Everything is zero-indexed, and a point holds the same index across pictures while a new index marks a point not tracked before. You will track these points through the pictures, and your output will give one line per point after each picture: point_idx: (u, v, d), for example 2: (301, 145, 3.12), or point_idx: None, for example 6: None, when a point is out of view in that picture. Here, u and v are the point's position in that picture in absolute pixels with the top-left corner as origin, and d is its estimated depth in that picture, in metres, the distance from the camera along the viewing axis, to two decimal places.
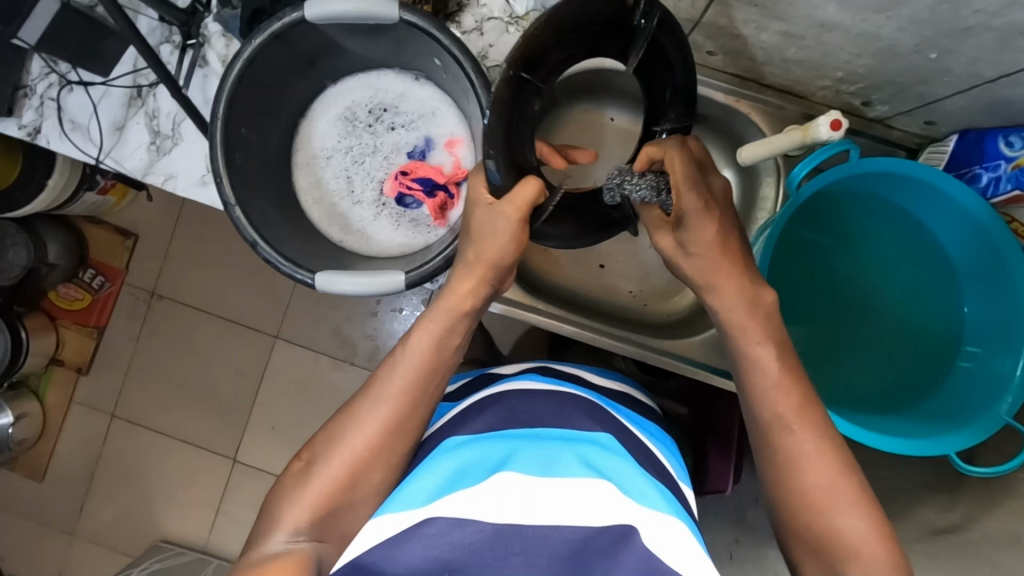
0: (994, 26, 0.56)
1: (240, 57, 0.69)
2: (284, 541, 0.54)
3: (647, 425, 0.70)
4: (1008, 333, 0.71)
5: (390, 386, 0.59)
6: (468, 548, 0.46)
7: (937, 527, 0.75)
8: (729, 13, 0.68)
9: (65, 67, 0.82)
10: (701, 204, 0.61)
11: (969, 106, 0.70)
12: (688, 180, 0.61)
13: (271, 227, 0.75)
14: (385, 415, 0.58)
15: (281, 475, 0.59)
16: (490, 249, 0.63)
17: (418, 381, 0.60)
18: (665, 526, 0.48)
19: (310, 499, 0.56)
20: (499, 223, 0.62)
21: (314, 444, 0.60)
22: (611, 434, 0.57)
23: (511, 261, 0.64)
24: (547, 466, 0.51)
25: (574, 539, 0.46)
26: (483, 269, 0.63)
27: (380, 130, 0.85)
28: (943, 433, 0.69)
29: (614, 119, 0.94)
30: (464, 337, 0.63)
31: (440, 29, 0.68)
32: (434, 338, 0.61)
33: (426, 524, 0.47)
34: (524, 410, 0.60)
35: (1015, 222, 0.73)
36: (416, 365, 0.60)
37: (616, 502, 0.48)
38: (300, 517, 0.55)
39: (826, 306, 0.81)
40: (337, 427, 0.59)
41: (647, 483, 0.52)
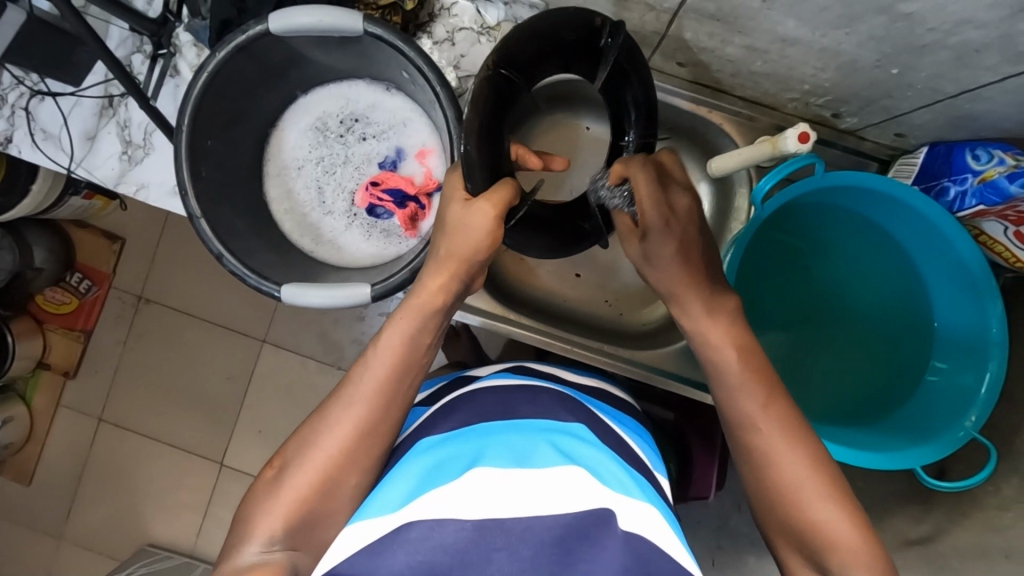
0: (949, 44, 0.56)
1: (205, 69, 0.69)
2: (256, 553, 0.52)
3: (624, 417, 0.69)
4: (974, 348, 0.71)
5: (361, 387, 0.57)
6: (450, 548, 0.44)
7: (912, 537, 0.75)
8: (694, 26, 0.69)
9: (35, 78, 0.83)
10: (664, 222, 0.60)
11: (935, 119, 0.70)
12: (652, 199, 0.60)
13: (239, 240, 0.75)
14: (357, 419, 0.55)
15: (252, 483, 0.57)
16: (462, 245, 0.60)
17: (389, 383, 0.57)
18: (640, 514, 0.49)
19: (283, 507, 0.53)
20: (474, 220, 0.59)
21: (285, 452, 0.56)
22: (584, 424, 0.58)
23: (483, 255, 0.60)
24: (521, 458, 0.51)
25: (557, 526, 0.45)
26: (454, 265, 0.60)
27: (351, 140, 0.85)
28: (908, 447, 0.70)
29: (590, 128, 0.93)
30: (435, 335, 0.60)
31: (406, 42, 0.68)
32: (404, 337, 0.58)
33: (408, 529, 0.45)
34: (493, 406, 0.60)
35: (984, 234, 0.72)
36: (387, 366, 0.57)
37: (591, 489, 0.48)
38: (273, 525, 0.53)
39: (797, 317, 0.81)
40: (308, 433, 0.56)
41: (621, 471, 0.53)
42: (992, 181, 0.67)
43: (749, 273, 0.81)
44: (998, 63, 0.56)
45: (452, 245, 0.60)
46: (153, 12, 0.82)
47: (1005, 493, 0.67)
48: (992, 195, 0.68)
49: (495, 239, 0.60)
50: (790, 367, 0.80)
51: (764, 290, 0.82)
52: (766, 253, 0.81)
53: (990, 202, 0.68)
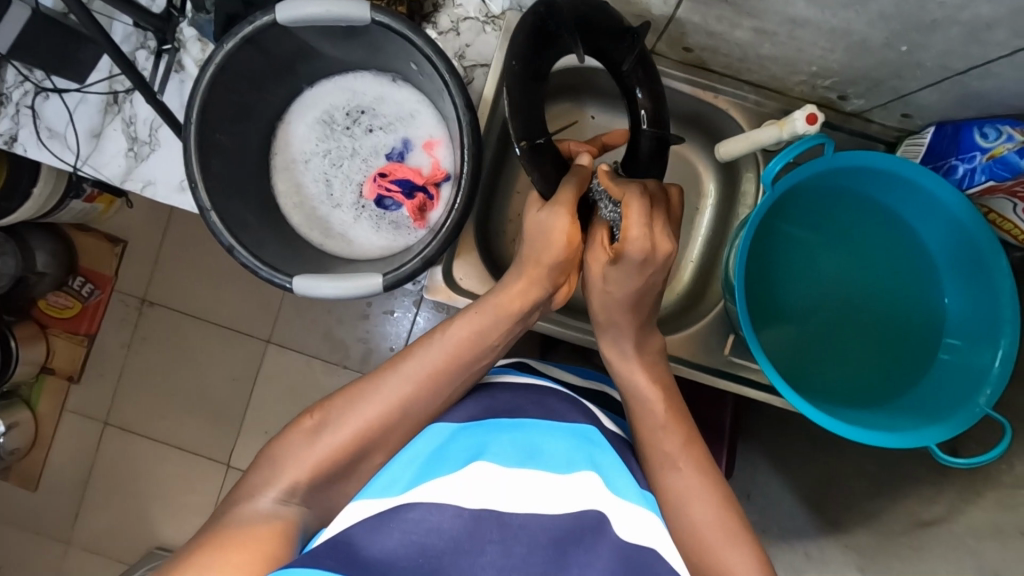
0: (960, 19, 0.56)
1: (213, 61, 0.68)
2: (273, 502, 0.52)
3: (616, 417, 0.70)
4: (989, 328, 0.71)
5: (418, 368, 0.59)
6: (446, 534, 0.45)
7: (923, 519, 0.73)
8: (702, 9, 0.69)
9: (40, 75, 0.83)
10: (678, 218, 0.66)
11: (943, 98, 0.70)
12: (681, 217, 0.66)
13: (249, 232, 0.75)
14: (407, 396, 0.58)
15: (281, 428, 0.57)
16: (544, 251, 0.63)
17: (451, 370, 0.60)
18: (637, 521, 0.51)
19: (311, 462, 0.54)
20: (552, 222, 0.63)
21: (328, 406, 0.57)
22: (594, 426, 0.58)
23: (566, 263, 0.64)
24: (529, 455, 0.52)
25: (553, 527, 0.47)
26: (539, 270, 0.64)
27: (358, 133, 0.85)
28: (923, 426, 0.70)
29: (595, 117, 0.94)
30: (504, 336, 0.63)
31: (414, 30, 0.68)
32: (475, 331, 0.61)
33: (406, 510, 0.46)
34: (502, 401, 0.59)
35: (993, 213, 0.72)
36: (448, 353, 0.60)
37: (593, 493, 0.50)
38: (296, 477, 0.53)
39: (810, 300, 0.81)
40: (357, 393, 0.58)
41: (621, 477, 0.54)
42: (1000, 157, 0.68)
43: (758, 259, 0.81)
44: (1008, 37, 0.56)
45: (534, 251, 0.64)
46: (157, 8, 0.82)
47: (1019, 471, 0.67)
48: (1001, 170, 0.68)
49: (573, 243, 0.63)
50: (803, 349, 0.80)
51: (774, 275, 0.82)
52: (777, 238, 0.81)
53: (1000, 178, 0.69)
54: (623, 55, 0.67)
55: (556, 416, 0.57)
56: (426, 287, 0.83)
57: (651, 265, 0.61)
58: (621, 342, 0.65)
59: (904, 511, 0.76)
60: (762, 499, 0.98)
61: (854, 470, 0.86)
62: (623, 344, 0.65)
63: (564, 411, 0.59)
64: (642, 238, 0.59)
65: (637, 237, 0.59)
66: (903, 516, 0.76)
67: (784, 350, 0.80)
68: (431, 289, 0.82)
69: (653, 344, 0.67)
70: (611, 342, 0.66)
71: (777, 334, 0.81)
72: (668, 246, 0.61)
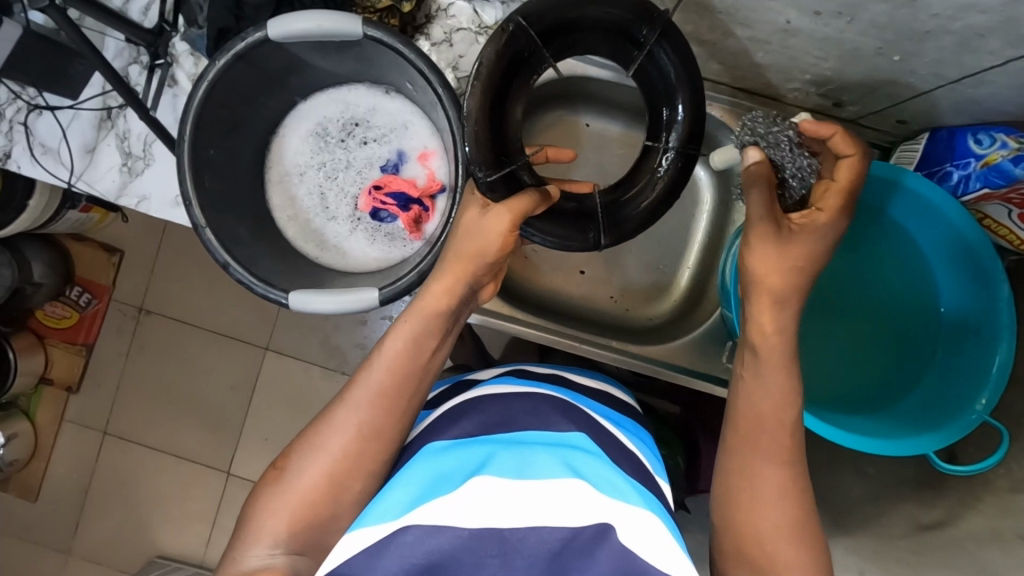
0: (952, 30, 0.56)
1: (206, 78, 0.69)
2: (263, 555, 0.53)
3: (624, 422, 0.69)
4: (983, 331, 0.71)
5: (363, 392, 0.58)
6: (445, 552, 0.46)
7: (924, 523, 0.73)
8: (694, 19, 0.69)
9: (32, 92, 0.83)
10: (774, 230, 0.60)
11: (936, 105, 0.70)
12: (767, 207, 0.60)
13: (243, 247, 0.75)
14: (356, 427, 0.57)
15: (257, 483, 0.58)
16: (470, 249, 0.63)
17: (395, 385, 0.59)
18: (641, 523, 0.48)
19: (287, 510, 0.55)
20: (482, 225, 0.63)
21: (290, 454, 0.58)
22: (584, 434, 0.57)
23: (491, 260, 0.64)
24: (522, 466, 0.51)
25: (552, 541, 0.46)
26: (465, 266, 0.63)
27: (352, 145, 0.85)
28: (918, 434, 0.70)
29: (590, 125, 0.94)
30: (440, 337, 0.62)
31: (406, 44, 0.68)
32: (408, 339, 0.61)
33: (403, 532, 0.47)
34: (500, 414, 0.60)
35: (989, 218, 0.71)
36: (391, 369, 0.59)
37: (591, 499, 0.48)
38: (278, 527, 0.54)
39: (809, 306, 0.81)
40: (313, 434, 0.58)
41: (621, 479, 0.52)
42: (995, 164, 0.67)
43: None
44: (1000, 46, 0.56)
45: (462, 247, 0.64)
46: (149, 22, 0.82)
47: (1017, 474, 0.67)
48: (996, 178, 0.68)
49: (506, 244, 0.64)
50: (803, 354, 0.80)
51: None
52: None
53: (995, 185, 0.68)
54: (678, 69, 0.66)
55: (546, 426, 0.57)
56: None
57: (844, 221, 0.62)
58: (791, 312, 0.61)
59: (905, 514, 0.76)
60: None
61: (853, 473, 0.85)
62: (760, 318, 0.61)
63: (557, 420, 0.59)
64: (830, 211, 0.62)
65: (799, 209, 0.62)
66: (904, 520, 0.76)
67: None
68: None
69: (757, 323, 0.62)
70: (751, 320, 0.61)
71: None
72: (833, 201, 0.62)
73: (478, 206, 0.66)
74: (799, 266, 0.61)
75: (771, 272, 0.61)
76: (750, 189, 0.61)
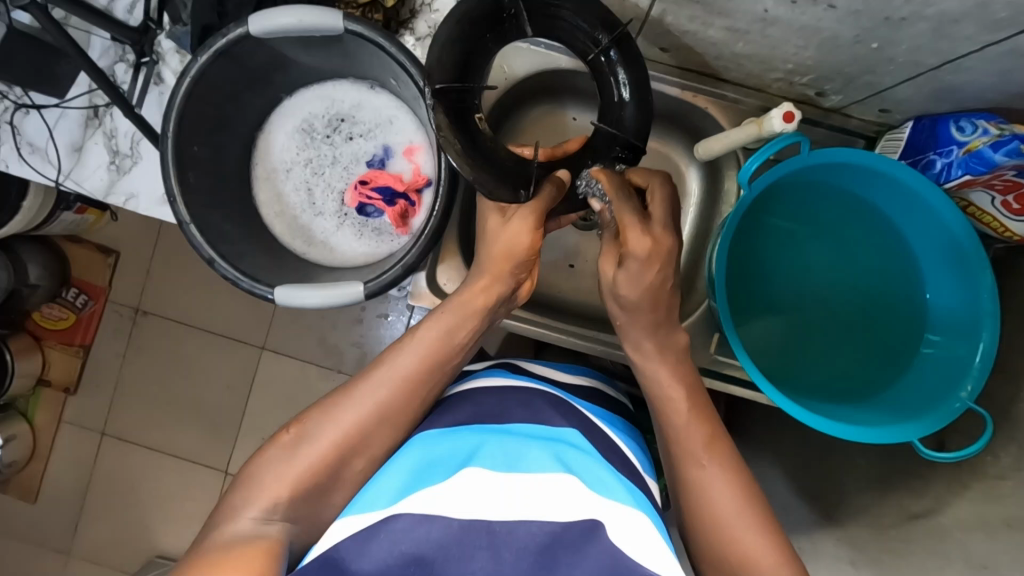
0: (927, 15, 0.56)
1: (188, 74, 0.69)
2: (254, 523, 0.52)
3: (612, 418, 0.68)
4: (968, 322, 0.71)
5: (391, 372, 0.59)
6: (434, 542, 0.45)
7: (913, 512, 0.73)
8: (674, 10, 0.69)
9: (18, 92, 0.83)
10: (644, 254, 0.63)
11: (918, 93, 0.70)
12: (635, 227, 0.63)
13: (229, 244, 0.75)
14: (376, 403, 0.57)
15: (263, 445, 0.57)
16: (504, 249, 0.65)
17: (423, 369, 0.60)
18: (631, 522, 0.49)
19: (292, 477, 0.54)
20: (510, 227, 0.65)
21: (305, 420, 0.57)
22: (577, 430, 0.57)
23: (527, 258, 0.66)
24: (514, 460, 0.51)
25: (540, 535, 0.46)
26: (499, 265, 0.65)
27: (338, 141, 0.85)
28: (902, 422, 0.70)
29: (576, 118, 0.94)
30: (473, 334, 0.64)
31: (386, 37, 0.68)
32: (443, 329, 0.62)
33: (393, 520, 0.46)
34: (491, 405, 0.59)
35: (972, 206, 0.72)
36: (424, 352, 0.60)
37: (582, 498, 0.49)
38: (278, 493, 0.53)
39: (796, 296, 0.81)
40: (330, 405, 0.58)
41: (612, 477, 0.53)
42: (976, 151, 0.67)
43: (744, 250, 0.81)
44: (975, 32, 0.56)
45: (492, 251, 0.66)
46: (134, 21, 0.82)
47: (1005, 462, 0.66)
48: (977, 165, 0.67)
49: (533, 246, 0.65)
50: (791, 344, 0.80)
51: (758, 273, 0.82)
52: (758, 234, 0.81)
53: (977, 172, 0.68)
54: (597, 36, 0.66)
55: (541, 420, 0.57)
56: (411, 294, 0.82)
57: (655, 262, 0.63)
58: (641, 341, 0.66)
59: (895, 504, 0.75)
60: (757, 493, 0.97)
61: (843, 462, 0.85)
62: (641, 342, 0.66)
63: (547, 413, 0.59)
64: (639, 241, 0.62)
65: (637, 233, 0.63)
66: (894, 510, 0.75)
67: (771, 348, 0.80)
68: (415, 296, 0.82)
69: (677, 343, 0.67)
70: (631, 344, 0.67)
71: (765, 333, 0.81)
72: (668, 242, 0.64)
73: (497, 212, 0.67)
74: (620, 294, 0.65)
75: (609, 285, 0.67)
76: (614, 199, 0.65)
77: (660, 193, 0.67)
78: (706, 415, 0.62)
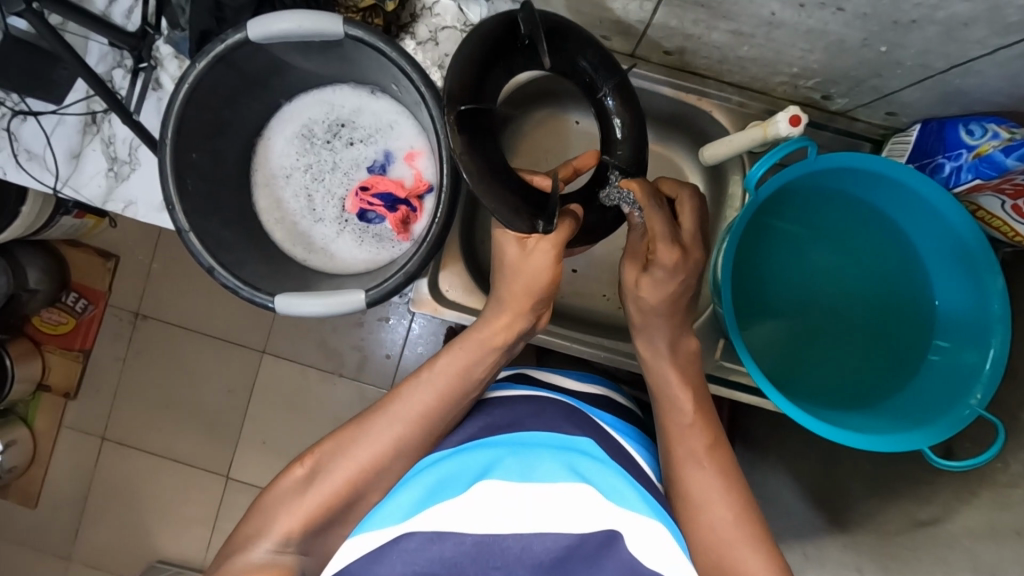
0: (936, 19, 0.55)
1: (186, 80, 0.68)
2: (267, 554, 0.50)
3: (626, 427, 0.67)
4: (977, 327, 0.70)
5: (409, 409, 0.58)
6: (449, 561, 0.45)
7: (921, 519, 0.72)
8: (679, 13, 0.68)
9: (15, 98, 0.82)
10: (676, 262, 0.63)
11: (925, 96, 0.69)
12: (665, 237, 0.63)
13: (229, 251, 0.74)
14: (394, 439, 0.56)
15: (274, 475, 0.56)
16: (525, 286, 0.62)
17: (442, 406, 0.59)
18: (648, 532, 0.48)
19: (305, 508, 0.53)
20: (532, 264, 0.62)
21: (318, 450, 0.56)
22: (591, 439, 0.55)
23: (546, 294, 0.63)
24: (528, 471, 0.50)
25: (557, 548, 0.46)
26: (520, 303, 0.63)
27: (338, 146, 0.85)
28: (911, 429, 0.69)
29: (580, 122, 0.93)
30: (490, 369, 0.62)
31: (387, 42, 0.67)
32: (460, 367, 0.60)
33: (405, 539, 0.46)
34: (500, 417, 0.59)
35: (982, 210, 0.71)
36: (439, 389, 0.59)
37: (598, 507, 0.47)
38: (291, 525, 0.52)
39: (801, 300, 0.80)
40: (343, 438, 0.56)
41: (627, 485, 0.51)
42: (986, 155, 0.66)
43: (749, 254, 0.80)
44: (986, 36, 0.55)
45: (514, 287, 0.63)
46: (132, 26, 0.81)
47: (1014, 469, 0.66)
48: (987, 169, 0.67)
49: (554, 283, 0.63)
50: (797, 349, 0.79)
51: (763, 278, 0.81)
52: (763, 239, 0.80)
53: (986, 176, 0.67)
54: (601, 75, 0.67)
55: (551, 427, 0.55)
56: (412, 300, 0.81)
57: (681, 273, 0.64)
58: (655, 337, 0.66)
59: (901, 510, 0.75)
60: (762, 498, 0.96)
61: (849, 467, 0.84)
62: (656, 341, 0.66)
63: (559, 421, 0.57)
64: (671, 252, 0.63)
65: (666, 246, 0.63)
66: (901, 517, 0.74)
67: (777, 353, 0.79)
68: (417, 303, 0.80)
69: (690, 344, 0.67)
70: (645, 340, 0.67)
71: (770, 338, 0.80)
72: (696, 254, 0.65)
73: (518, 243, 0.63)
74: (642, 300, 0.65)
75: (630, 293, 0.67)
76: (646, 208, 0.63)
77: (689, 203, 0.67)
78: (706, 416, 0.62)
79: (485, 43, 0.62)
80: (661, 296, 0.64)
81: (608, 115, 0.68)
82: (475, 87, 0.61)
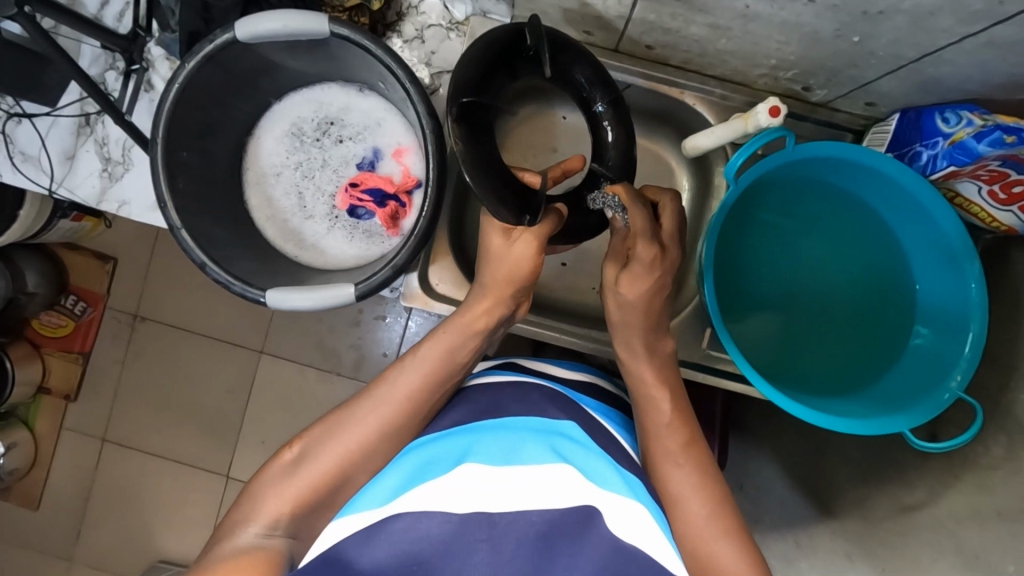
0: (904, 9, 0.56)
1: (176, 81, 0.69)
2: (258, 537, 0.51)
3: (613, 415, 0.69)
4: (955, 314, 0.71)
5: (394, 391, 0.59)
6: (435, 539, 0.46)
7: (906, 503, 0.73)
8: (657, 8, 0.69)
9: (9, 101, 0.83)
10: (652, 257, 0.66)
11: (901, 86, 0.71)
12: (643, 233, 0.67)
13: (221, 248, 0.76)
14: (381, 423, 0.57)
15: (264, 462, 0.57)
16: (505, 273, 0.65)
17: (425, 389, 0.60)
18: (628, 511, 0.49)
19: (294, 492, 0.53)
20: (513, 251, 0.65)
21: (307, 437, 0.57)
22: (575, 422, 0.57)
23: (526, 282, 0.66)
24: (511, 453, 0.51)
25: (540, 522, 0.47)
26: (501, 288, 0.66)
27: (328, 144, 0.86)
28: (891, 414, 0.70)
29: (566, 117, 0.94)
30: (473, 354, 0.64)
31: (372, 40, 0.68)
32: (443, 351, 0.62)
33: (392, 520, 0.47)
34: (488, 403, 0.60)
35: (961, 197, 0.73)
36: (423, 372, 0.60)
37: (578, 486, 0.49)
38: (279, 509, 0.53)
39: (786, 291, 0.82)
40: (333, 423, 0.57)
41: (607, 466, 0.53)
42: (960, 142, 0.67)
43: (735, 246, 0.82)
44: (953, 24, 0.57)
45: (495, 273, 0.66)
46: (123, 28, 0.83)
47: (996, 451, 0.67)
48: (961, 156, 0.68)
49: (534, 270, 0.66)
50: (782, 339, 0.81)
51: (749, 269, 0.82)
52: (748, 231, 0.82)
53: (961, 163, 0.69)
54: (593, 85, 0.71)
55: (538, 412, 0.57)
56: (403, 294, 0.83)
57: (658, 270, 0.67)
58: (632, 341, 0.67)
59: (888, 495, 0.76)
60: (754, 488, 0.97)
61: (837, 454, 0.86)
62: (632, 343, 0.67)
63: (546, 406, 0.58)
64: (648, 248, 0.66)
65: (646, 243, 0.66)
66: (887, 501, 0.75)
67: (761, 343, 0.80)
68: (408, 296, 0.82)
69: (666, 347, 0.68)
70: (623, 343, 0.68)
71: (755, 329, 0.81)
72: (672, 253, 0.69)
73: (501, 232, 0.67)
74: (624, 297, 0.67)
75: (610, 290, 0.68)
76: (631, 206, 0.68)
77: (671, 206, 0.72)
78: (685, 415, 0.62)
79: (491, 43, 0.65)
80: (640, 291, 0.67)
81: (598, 122, 0.72)
82: (478, 85, 0.65)
